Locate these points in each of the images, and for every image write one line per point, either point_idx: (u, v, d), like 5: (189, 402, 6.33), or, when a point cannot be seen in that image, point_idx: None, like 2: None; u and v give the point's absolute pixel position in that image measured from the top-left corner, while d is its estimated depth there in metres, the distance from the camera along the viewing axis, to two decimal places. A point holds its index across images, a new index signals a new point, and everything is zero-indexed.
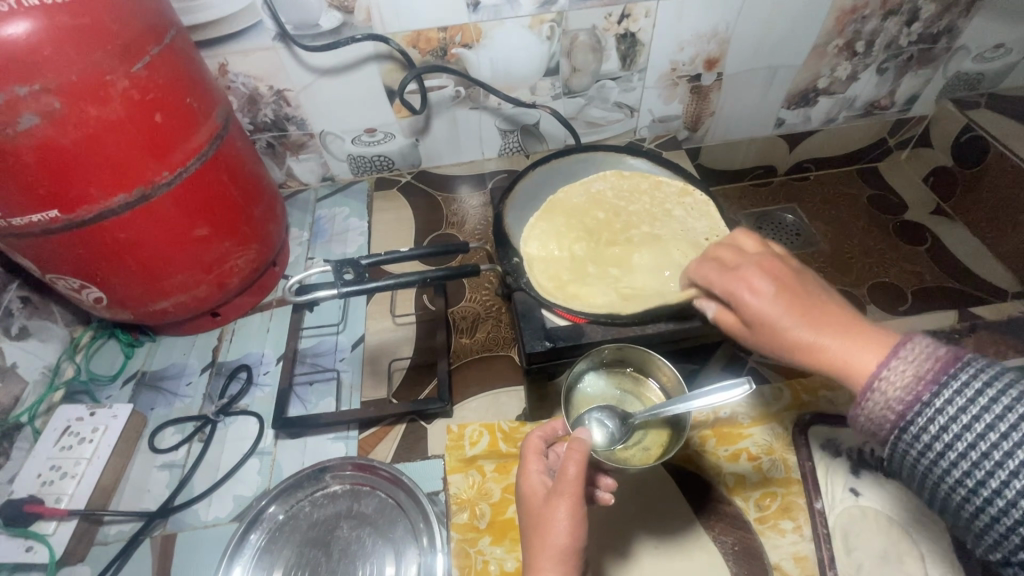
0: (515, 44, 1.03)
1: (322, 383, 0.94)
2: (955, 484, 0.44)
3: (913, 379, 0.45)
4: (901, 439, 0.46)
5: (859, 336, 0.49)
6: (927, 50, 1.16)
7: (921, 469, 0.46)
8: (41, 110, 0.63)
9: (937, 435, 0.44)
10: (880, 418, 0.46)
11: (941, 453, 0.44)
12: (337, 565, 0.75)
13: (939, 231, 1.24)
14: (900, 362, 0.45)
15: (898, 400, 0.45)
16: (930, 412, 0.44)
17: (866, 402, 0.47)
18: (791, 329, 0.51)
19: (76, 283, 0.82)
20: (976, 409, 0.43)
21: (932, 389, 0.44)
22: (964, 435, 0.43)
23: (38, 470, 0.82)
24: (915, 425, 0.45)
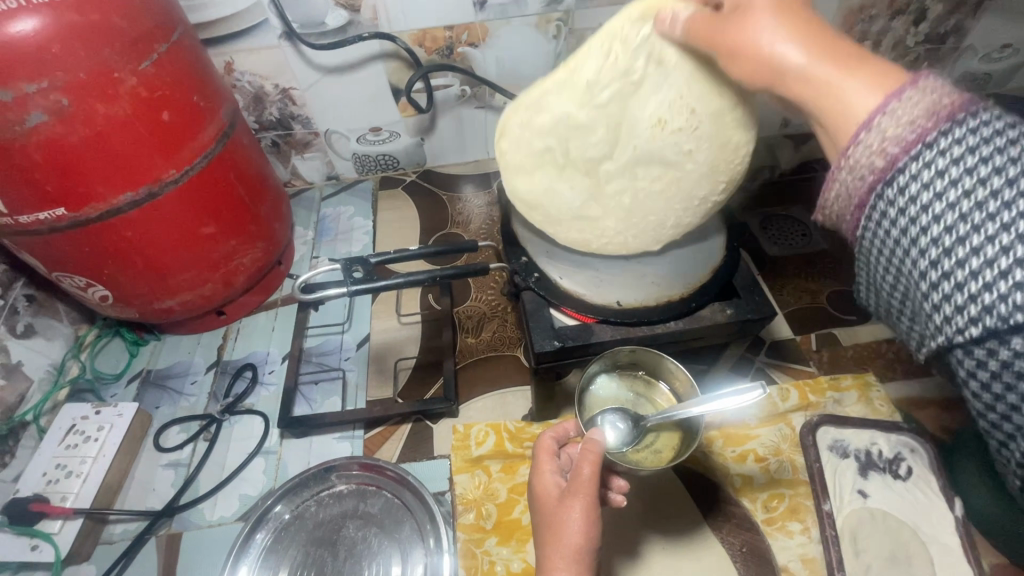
0: (522, 43, 1.02)
1: (327, 383, 0.94)
2: (926, 254, 0.35)
3: (920, 116, 0.35)
4: (883, 198, 0.37)
5: (866, 69, 0.39)
6: (934, 50, 1.15)
7: (898, 241, 0.37)
8: (49, 107, 0.63)
9: (925, 185, 0.34)
10: (864, 166, 0.37)
11: (925, 214, 0.35)
12: (343, 565, 0.75)
13: None
14: (910, 96, 0.35)
15: (891, 142, 0.35)
16: (925, 156, 0.34)
17: (853, 150, 0.37)
18: (787, 46, 0.41)
19: (83, 282, 0.82)
20: (984, 159, 0.33)
21: (938, 129, 0.34)
22: (959, 193, 0.33)
23: (43, 468, 0.82)
24: (902, 175, 0.35)
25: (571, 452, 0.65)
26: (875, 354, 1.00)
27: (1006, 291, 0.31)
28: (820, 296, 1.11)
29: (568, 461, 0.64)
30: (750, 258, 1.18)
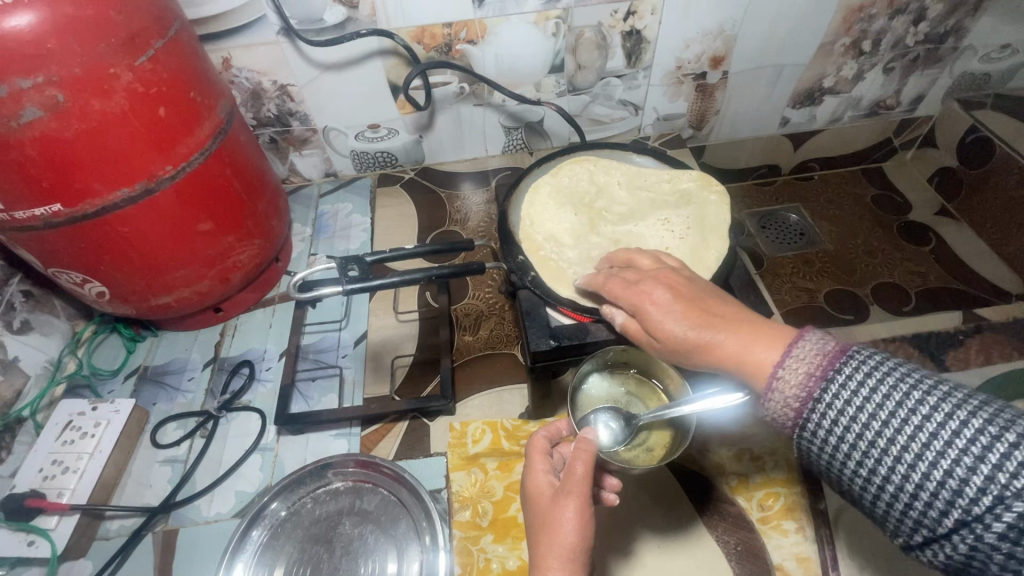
0: (520, 41, 1.02)
1: (324, 380, 0.94)
2: (853, 473, 0.46)
3: (805, 377, 0.47)
4: (805, 436, 0.48)
5: (758, 335, 0.51)
6: (933, 50, 1.15)
7: (827, 462, 0.48)
8: (44, 102, 0.63)
9: (831, 428, 0.46)
10: (784, 413, 0.48)
11: (841, 444, 0.46)
12: (339, 562, 0.75)
13: (944, 232, 1.24)
14: (795, 356, 0.47)
15: (794, 396, 0.47)
16: (822, 408, 0.46)
17: (768, 402, 0.49)
18: (673, 315, 0.56)
19: (78, 278, 0.82)
20: (861, 400, 0.45)
21: (823, 382, 0.46)
22: (858, 429, 0.45)
23: (40, 464, 0.82)
24: (814, 416, 0.47)
25: (563, 451, 0.65)
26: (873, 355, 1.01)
27: (923, 502, 0.42)
28: (818, 294, 1.14)
29: (560, 460, 0.64)
30: (749, 258, 1.21)
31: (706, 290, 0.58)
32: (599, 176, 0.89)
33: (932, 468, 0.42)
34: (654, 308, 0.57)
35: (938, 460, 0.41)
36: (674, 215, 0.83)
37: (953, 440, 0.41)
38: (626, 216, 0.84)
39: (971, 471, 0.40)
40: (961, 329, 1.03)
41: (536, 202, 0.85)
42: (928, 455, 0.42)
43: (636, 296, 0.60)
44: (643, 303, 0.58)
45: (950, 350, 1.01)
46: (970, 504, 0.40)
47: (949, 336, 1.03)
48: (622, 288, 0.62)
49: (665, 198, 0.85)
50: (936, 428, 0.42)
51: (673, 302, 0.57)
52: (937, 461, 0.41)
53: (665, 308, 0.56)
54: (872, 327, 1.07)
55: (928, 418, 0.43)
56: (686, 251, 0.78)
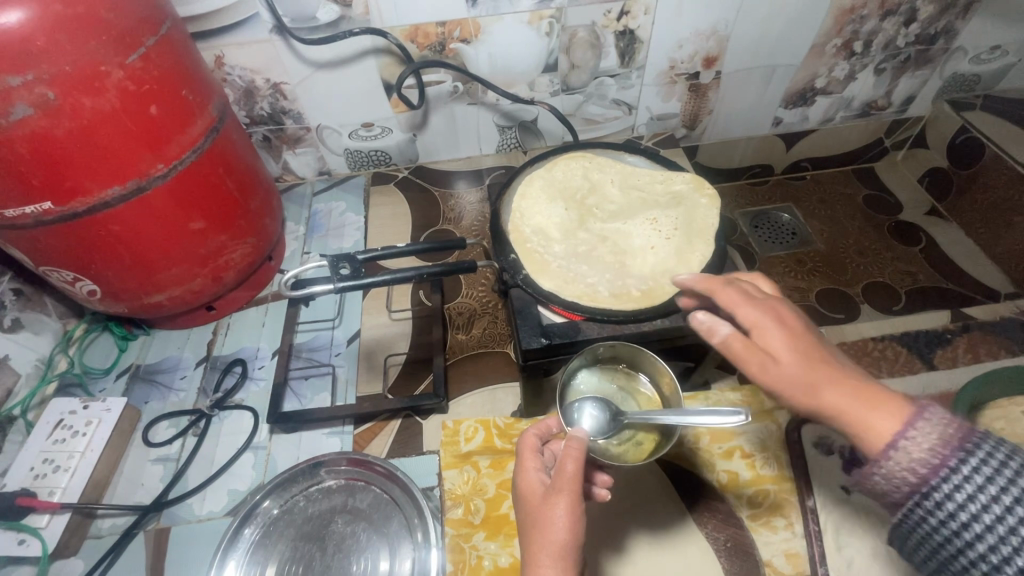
0: (514, 40, 1.02)
1: (317, 378, 0.94)
2: (966, 552, 0.44)
3: (937, 443, 0.44)
4: (917, 508, 0.44)
5: (873, 402, 0.47)
6: (924, 51, 1.16)
7: (933, 540, 0.45)
8: (34, 100, 0.63)
9: (959, 505, 0.43)
10: (900, 480, 0.44)
11: (959, 522, 0.43)
12: (331, 560, 0.75)
13: (934, 231, 1.25)
14: (925, 425, 0.44)
15: (921, 462, 0.44)
16: (957, 480, 0.43)
17: (885, 463, 0.45)
18: (790, 356, 0.50)
19: (69, 276, 0.81)
20: (989, 479, 0.42)
21: (956, 454, 0.43)
22: (981, 509, 0.42)
23: (31, 463, 0.82)
24: (937, 489, 0.43)
25: (554, 449, 0.66)
26: (860, 354, 1.01)
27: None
28: (809, 293, 1.15)
29: (552, 458, 0.64)
30: (740, 257, 1.22)
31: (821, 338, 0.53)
32: (592, 176, 0.90)
33: None
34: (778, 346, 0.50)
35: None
36: (665, 215, 0.83)
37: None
38: (618, 215, 0.85)
39: None
40: (949, 327, 1.03)
41: (528, 201, 0.86)
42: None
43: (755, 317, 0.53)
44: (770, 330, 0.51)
45: (938, 349, 1.01)
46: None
47: (938, 335, 1.02)
48: (738, 298, 0.55)
49: (656, 198, 0.86)
50: None
51: (797, 343, 0.51)
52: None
53: (791, 349, 0.50)
54: (862, 326, 1.08)
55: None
56: (676, 249, 0.79)
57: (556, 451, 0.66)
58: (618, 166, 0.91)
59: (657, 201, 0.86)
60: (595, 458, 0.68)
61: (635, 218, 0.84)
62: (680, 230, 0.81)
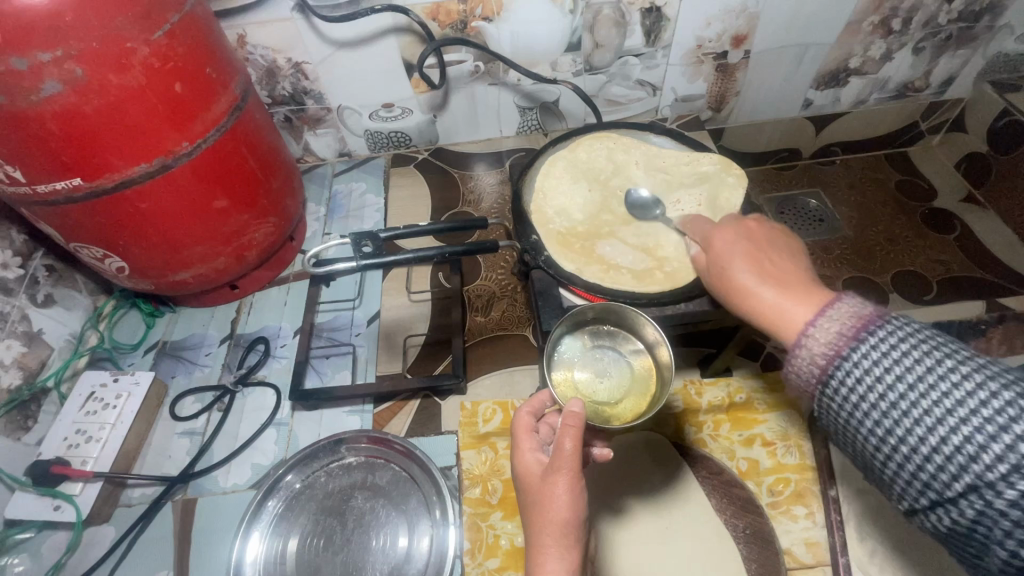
0: (538, 19, 1.00)
1: (338, 357, 0.95)
2: (869, 434, 0.46)
3: (836, 335, 0.47)
4: (826, 391, 0.48)
5: (800, 293, 0.53)
6: (967, 29, 1.11)
7: (843, 421, 0.48)
8: (63, 76, 0.64)
9: (860, 392, 0.46)
10: (807, 370, 0.49)
11: (861, 398, 0.46)
12: (351, 535, 0.77)
13: (969, 219, 1.20)
14: (825, 321, 0.48)
15: (823, 352, 0.48)
16: (848, 366, 0.46)
17: (794, 356, 0.50)
18: (728, 268, 0.59)
19: (99, 253, 0.83)
20: (881, 371, 0.45)
21: (856, 341, 0.46)
22: (878, 383, 0.45)
23: (64, 433, 0.84)
24: (835, 378, 0.47)
25: (552, 422, 0.65)
26: None
27: (935, 466, 0.42)
28: (836, 281, 1.12)
29: (548, 431, 0.64)
30: None
31: (782, 247, 0.61)
32: (615, 158, 0.88)
33: (950, 433, 0.41)
34: (735, 250, 0.60)
35: (950, 435, 0.41)
36: (691, 198, 0.82)
37: (978, 407, 0.40)
38: (641, 197, 0.84)
39: (991, 439, 0.39)
40: (983, 318, 1.01)
41: (551, 182, 0.85)
42: (927, 422, 0.42)
43: (709, 230, 0.65)
44: (716, 236, 0.63)
45: (972, 339, 0.98)
46: (983, 469, 0.39)
47: (971, 325, 0.99)
48: (706, 224, 0.68)
49: (681, 181, 0.84)
50: (964, 396, 0.42)
51: (739, 242, 0.61)
52: (932, 427, 0.42)
53: (733, 240, 0.62)
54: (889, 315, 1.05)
55: (956, 385, 0.42)
56: None
57: (555, 424, 0.65)
58: (643, 148, 0.89)
59: (682, 183, 0.84)
60: (591, 423, 0.63)
61: (659, 202, 0.82)
62: (707, 215, 0.79)
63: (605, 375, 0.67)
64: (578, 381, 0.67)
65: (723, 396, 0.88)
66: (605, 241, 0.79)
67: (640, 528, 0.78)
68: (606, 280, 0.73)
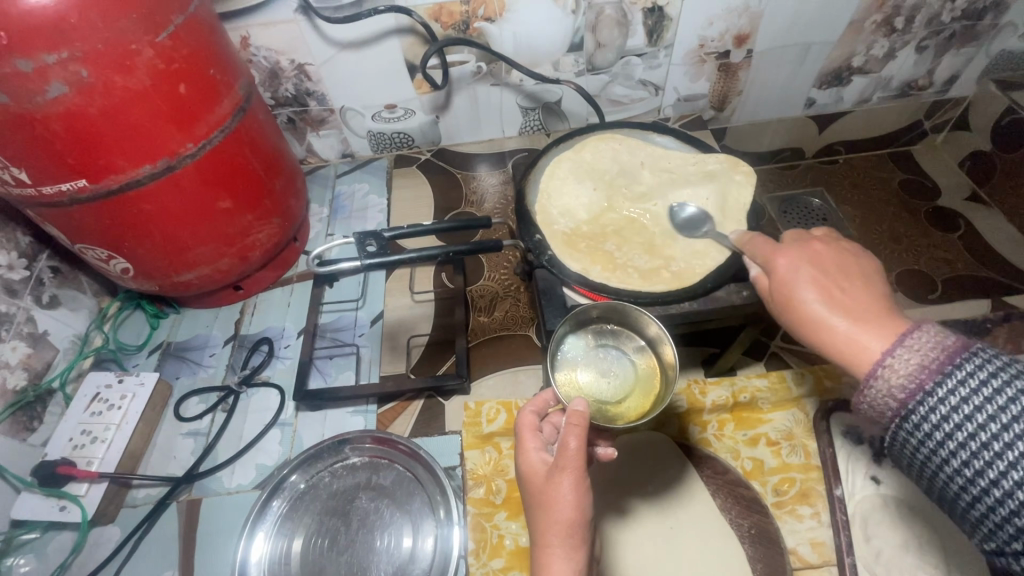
0: (540, 19, 1.00)
1: (342, 358, 0.95)
2: (954, 474, 0.43)
3: (917, 368, 0.43)
4: (903, 427, 0.45)
5: (876, 324, 0.49)
6: (971, 27, 1.10)
7: (920, 457, 0.45)
8: (69, 78, 0.64)
9: (941, 429, 0.42)
10: (883, 404, 0.45)
11: (943, 435, 0.42)
12: (356, 535, 0.77)
13: (974, 217, 1.20)
14: (905, 351, 0.45)
15: (903, 385, 0.44)
16: (931, 402, 0.43)
17: (869, 388, 0.46)
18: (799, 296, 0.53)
19: (103, 254, 0.83)
20: (966, 405, 0.42)
21: (940, 374, 0.43)
22: (963, 419, 0.42)
23: (69, 434, 0.84)
24: (915, 414, 0.43)
25: (556, 421, 0.65)
26: None
27: None
28: None
29: (553, 431, 0.64)
30: (769, 241, 1.19)
31: (857, 268, 0.54)
32: (618, 158, 0.88)
33: None
34: (807, 275, 0.54)
35: None
36: (694, 198, 0.82)
37: None
38: (645, 197, 0.84)
39: None
40: (988, 316, 1.00)
41: (555, 182, 0.85)
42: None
43: (771, 251, 0.59)
44: (778, 257, 0.57)
45: (977, 339, 0.98)
46: None
47: (976, 324, 0.99)
48: (767, 243, 0.61)
49: (684, 180, 0.84)
50: None
51: (808, 266, 0.55)
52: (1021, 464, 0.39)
53: (797, 264, 0.56)
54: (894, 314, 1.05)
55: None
56: (706, 231, 0.78)
57: (559, 424, 0.65)
58: (646, 148, 0.89)
59: (685, 183, 0.84)
60: (595, 423, 0.63)
61: (661, 202, 0.82)
62: (710, 215, 0.79)
63: (608, 375, 0.67)
64: (581, 380, 0.67)
65: (727, 396, 0.85)
66: (609, 242, 0.79)
67: (644, 529, 0.77)
68: (610, 279, 0.74)
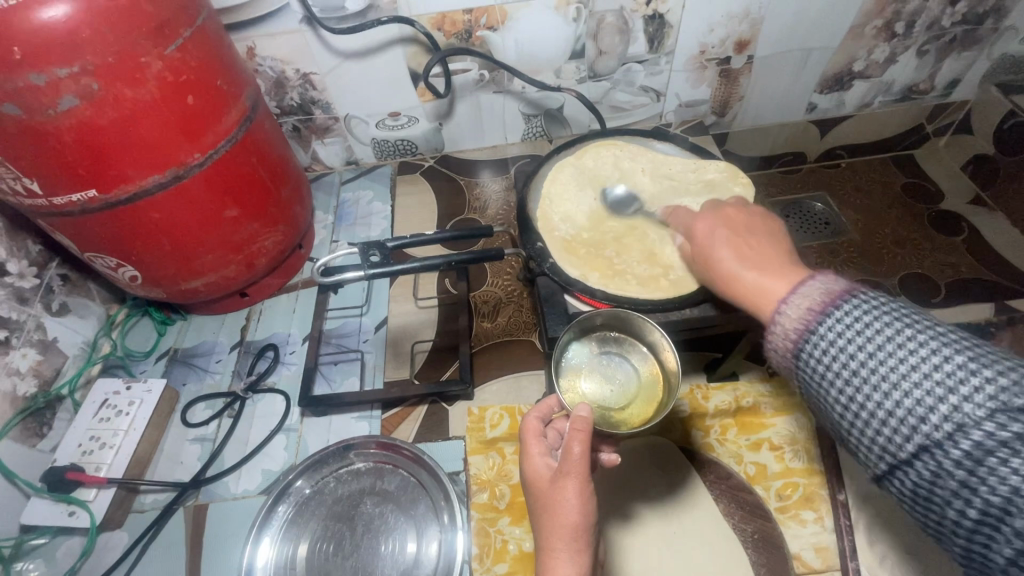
0: (542, 27, 1.01)
1: (346, 364, 0.96)
2: (842, 410, 0.46)
3: (808, 311, 0.47)
4: (801, 370, 0.48)
5: (776, 270, 0.55)
6: (971, 31, 1.11)
7: (818, 398, 0.48)
8: (80, 91, 0.65)
9: (829, 367, 0.46)
10: (783, 345, 0.49)
11: (830, 371, 0.46)
12: (360, 540, 0.78)
13: (977, 221, 1.19)
14: (797, 297, 0.49)
15: (795, 326, 0.48)
16: (816, 339, 0.46)
17: (771, 334, 0.50)
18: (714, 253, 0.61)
19: (112, 262, 0.85)
20: (845, 340, 0.45)
21: (826, 314, 0.46)
22: (846, 354, 0.45)
23: (78, 440, 0.86)
24: (806, 352, 0.47)
25: (560, 427, 0.65)
26: None
27: (904, 436, 0.41)
28: None
29: (557, 437, 0.64)
30: None
31: (764, 229, 0.62)
32: (619, 165, 0.88)
33: (916, 401, 0.41)
34: (724, 237, 0.62)
35: (916, 401, 0.41)
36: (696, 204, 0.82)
37: (937, 373, 0.41)
38: (647, 204, 0.85)
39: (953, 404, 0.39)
40: (993, 320, 1.02)
41: (557, 189, 0.86)
42: (894, 393, 0.42)
43: (690, 219, 0.68)
44: (697, 222, 0.67)
45: (981, 342, 1.00)
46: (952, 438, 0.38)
47: (980, 327, 1.02)
48: (688, 215, 0.70)
49: (685, 187, 0.85)
50: (920, 361, 0.42)
51: (721, 228, 0.64)
52: (892, 392, 0.42)
53: (711, 226, 0.65)
54: None
55: (912, 352, 0.42)
56: None
57: (563, 430, 0.65)
58: (647, 155, 0.89)
59: (686, 189, 0.85)
60: (599, 430, 0.63)
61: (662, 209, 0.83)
62: None
63: (612, 382, 0.68)
64: (585, 387, 0.67)
65: (730, 400, 0.87)
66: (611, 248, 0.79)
67: (649, 534, 0.78)
68: (612, 286, 0.74)
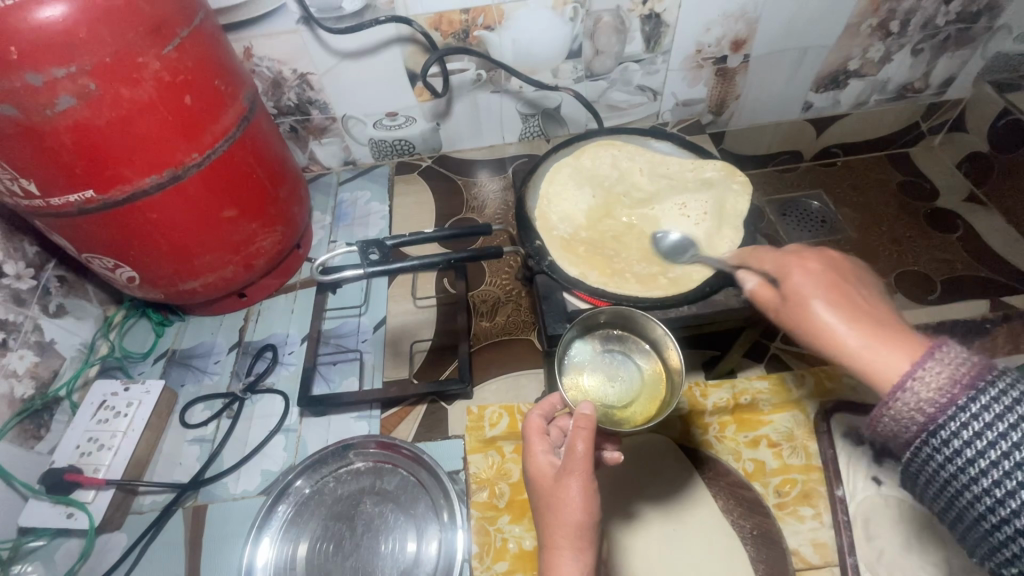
0: (539, 27, 1.02)
1: (345, 364, 0.96)
2: (976, 494, 0.41)
3: (948, 382, 0.42)
4: (928, 443, 0.43)
5: (890, 337, 0.46)
6: (965, 30, 1.11)
7: (941, 477, 0.43)
8: (77, 91, 0.65)
9: (974, 447, 0.41)
10: (908, 420, 0.43)
11: (973, 451, 0.41)
12: (360, 539, 0.78)
13: (972, 219, 1.20)
14: (932, 364, 0.42)
15: (934, 396, 0.42)
16: (964, 417, 0.41)
17: (894, 400, 0.43)
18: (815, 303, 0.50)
19: (110, 263, 0.84)
20: (998, 419, 0.40)
21: (974, 386, 0.41)
22: (998, 437, 0.40)
23: (76, 442, 0.85)
24: (943, 428, 0.42)
25: (562, 425, 0.66)
26: None
27: None
28: None
29: (560, 434, 0.64)
30: (768, 244, 1.19)
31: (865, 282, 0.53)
32: (617, 164, 0.89)
33: None
34: (827, 285, 0.51)
35: None
36: (693, 203, 0.82)
37: None
38: (645, 203, 0.85)
39: None
40: (988, 317, 1.01)
41: (555, 188, 0.86)
42: None
43: (784, 260, 0.57)
44: (790, 267, 0.55)
45: (977, 339, 0.99)
46: None
47: (976, 324, 1.00)
48: (774, 254, 0.59)
49: (682, 186, 0.85)
50: None
51: (824, 273, 0.53)
52: None
53: (812, 272, 0.53)
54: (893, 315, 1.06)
55: None
56: (705, 236, 0.78)
57: (565, 428, 0.66)
58: (645, 154, 0.90)
59: (683, 188, 0.85)
60: (601, 427, 0.64)
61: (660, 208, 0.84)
62: (710, 219, 0.80)
63: (615, 380, 0.68)
64: (588, 385, 0.67)
65: (727, 397, 0.87)
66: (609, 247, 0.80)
67: (650, 532, 0.78)
68: (611, 284, 0.75)
